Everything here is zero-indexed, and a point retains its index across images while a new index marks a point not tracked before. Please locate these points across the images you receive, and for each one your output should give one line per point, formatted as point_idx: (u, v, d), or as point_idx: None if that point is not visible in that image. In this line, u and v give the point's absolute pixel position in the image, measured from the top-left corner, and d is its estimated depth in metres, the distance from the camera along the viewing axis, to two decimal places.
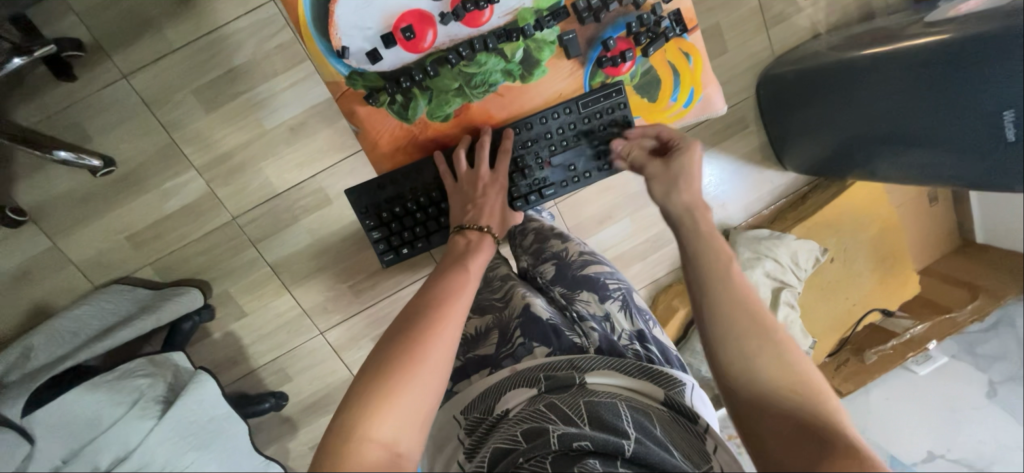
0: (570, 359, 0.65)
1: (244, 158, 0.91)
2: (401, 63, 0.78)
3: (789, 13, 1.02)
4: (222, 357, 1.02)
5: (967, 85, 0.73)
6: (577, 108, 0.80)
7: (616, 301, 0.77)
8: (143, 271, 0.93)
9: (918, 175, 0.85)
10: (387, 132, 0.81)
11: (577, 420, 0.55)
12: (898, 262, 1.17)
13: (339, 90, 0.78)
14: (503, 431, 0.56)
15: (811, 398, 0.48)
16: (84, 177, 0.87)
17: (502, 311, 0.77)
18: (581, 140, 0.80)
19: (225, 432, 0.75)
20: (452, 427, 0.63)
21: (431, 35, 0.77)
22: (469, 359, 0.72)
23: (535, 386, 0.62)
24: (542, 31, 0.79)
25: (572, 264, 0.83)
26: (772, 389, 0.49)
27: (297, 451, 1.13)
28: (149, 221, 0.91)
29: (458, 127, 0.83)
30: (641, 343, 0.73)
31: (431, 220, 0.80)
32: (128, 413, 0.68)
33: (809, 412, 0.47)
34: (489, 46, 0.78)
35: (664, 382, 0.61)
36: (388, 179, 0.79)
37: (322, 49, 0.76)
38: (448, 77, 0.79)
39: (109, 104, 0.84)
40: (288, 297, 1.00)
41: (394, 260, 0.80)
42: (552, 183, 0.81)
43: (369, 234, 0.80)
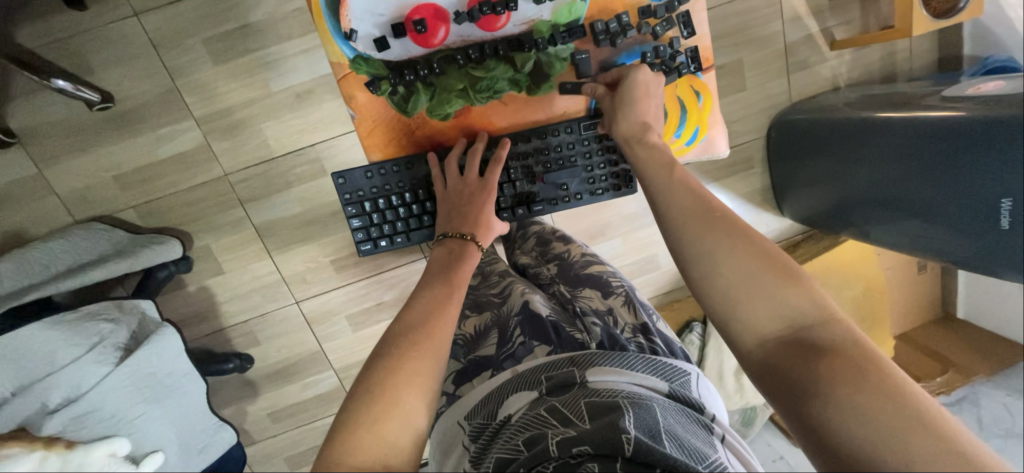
0: (570, 357, 0.62)
1: (246, 116, 0.89)
2: (407, 55, 0.77)
3: (813, 61, 1.01)
4: (193, 311, 1.01)
5: (972, 166, 0.72)
6: (578, 129, 0.80)
7: (619, 297, 0.76)
8: (126, 213, 0.92)
9: (910, 243, 0.85)
10: (383, 122, 0.80)
11: (577, 421, 0.52)
12: (878, 324, 1.17)
13: (341, 72, 0.77)
14: (504, 440, 0.53)
15: (791, 293, 0.47)
16: (81, 109, 0.85)
17: (501, 308, 0.75)
18: (577, 162, 0.80)
19: (181, 388, 0.78)
20: (458, 433, 0.60)
21: (443, 32, 0.76)
22: (471, 361, 0.69)
23: (536, 389, 0.59)
24: (555, 47, 0.78)
25: (575, 264, 0.83)
26: (744, 288, 0.48)
27: (255, 416, 1.12)
28: (140, 163, 0.90)
29: (455, 128, 0.83)
30: (645, 336, 0.70)
31: (412, 217, 0.80)
32: (86, 354, 0.68)
33: (792, 310, 0.47)
34: (499, 52, 0.77)
35: (667, 374, 0.59)
36: (378, 169, 0.78)
37: (331, 28, 0.74)
38: (454, 76, 0.78)
39: (117, 40, 0.83)
40: (268, 262, 0.99)
41: (371, 250, 0.80)
42: (541, 199, 0.81)
43: (348, 221, 0.78)
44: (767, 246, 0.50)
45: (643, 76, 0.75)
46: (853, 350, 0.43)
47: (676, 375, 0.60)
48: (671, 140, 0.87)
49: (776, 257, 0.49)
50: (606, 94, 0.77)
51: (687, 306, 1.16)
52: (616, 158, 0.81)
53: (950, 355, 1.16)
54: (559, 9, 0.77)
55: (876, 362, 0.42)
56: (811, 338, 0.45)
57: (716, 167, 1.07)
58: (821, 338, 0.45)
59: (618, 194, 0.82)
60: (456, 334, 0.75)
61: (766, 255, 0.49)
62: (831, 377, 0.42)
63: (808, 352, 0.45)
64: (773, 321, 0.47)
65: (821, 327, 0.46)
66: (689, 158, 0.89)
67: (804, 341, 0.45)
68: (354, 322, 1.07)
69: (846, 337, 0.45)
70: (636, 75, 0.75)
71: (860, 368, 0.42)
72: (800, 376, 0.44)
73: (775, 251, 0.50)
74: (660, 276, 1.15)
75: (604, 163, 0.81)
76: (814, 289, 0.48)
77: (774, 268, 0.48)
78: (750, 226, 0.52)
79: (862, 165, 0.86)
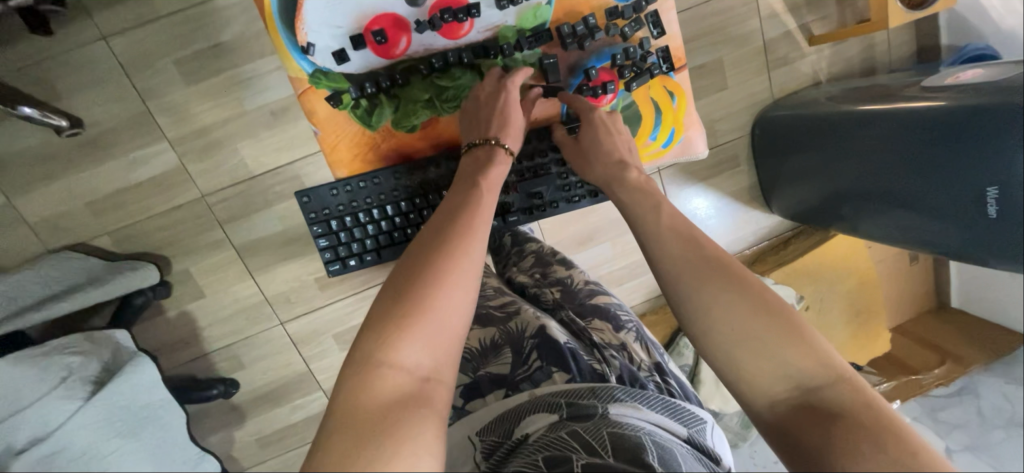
0: (592, 387, 0.57)
1: (222, 136, 0.87)
2: (368, 67, 0.76)
3: (793, 57, 1.01)
4: (175, 337, 0.98)
5: (961, 154, 0.71)
6: (550, 136, 0.79)
7: (630, 332, 0.74)
8: (101, 240, 0.89)
9: (900, 236, 0.84)
10: (347, 137, 0.78)
11: (601, 451, 0.48)
12: (872, 318, 1.17)
13: (301, 87, 0.76)
14: (522, 456, 0.50)
15: (796, 352, 0.45)
16: (50, 136, 0.83)
17: (507, 325, 0.73)
18: (551, 170, 0.79)
19: (160, 418, 0.75)
20: (466, 448, 0.57)
21: (404, 42, 0.75)
22: (482, 377, 0.67)
23: (556, 412, 0.55)
24: (522, 52, 0.77)
25: (578, 292, 0.82)
26: (745, 339, 0.47)
27: (243, 442, 1.09)
28: (114, 188, 0.88)
29: (424, 139, 0.81)
30: (661, 376, 0.69)
31: (383, 233, 0.78)
32: (52, 391, 0.67)
33: (798, 370, 0.45)
34: (464, 60, 0.75)
35: (686, 419, 0.57)
36: (344, 185, 0.76)
37: (287, 42, 0.73)
38: (418, 87, 0.76)
39: (84, 65, 0.81)
40: (250, 283, 0.97)
41: (339, 270, 0.78)
42: (514, 209, 0.79)
43: (315, 241, 0.77)
44: (769, 300, 0.48)
45: (598, 116, 0.74)
46: (862, 414, 0.42)
47: (693, 421, 0.58)
48: (647, 143, 0.86)
49: (778, 310, 0.47)
50: (569, 140, 0.76)
51: None
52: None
53: (947, 345, 1.16)
54: (524, 13, 0.77)
55: (889, 427, 0.41)
56: (819, 399, 0.44)
57: (703, 167, 1.06)
58: (830, 400, 0.43)
59: (594, 201, 0.81)
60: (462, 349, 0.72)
61: (768, 309, 0.47)
62: (845, 447, 0.40)
63: (818, 416, 0.43)
64: (780, 380, 0.45)
65: (829, 388, 0.44)
66: (668, 160, 0.88)
67: (812, 404, 0.44)
68: (341, 341, 1.05)
69: (855, 399, 0.43)
70: (591, 117, 0.74)
71: (875, 436, 0.40)
72: (812, 442, 0.42)
73: (776, 299, 0.48)
74: (651, 280, 1.14)
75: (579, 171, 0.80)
76: (820, 344, 0.46)
77: (778, 325, 0.46)
78: (749, 272, 0.50)
79: (847, 159, 0.86)
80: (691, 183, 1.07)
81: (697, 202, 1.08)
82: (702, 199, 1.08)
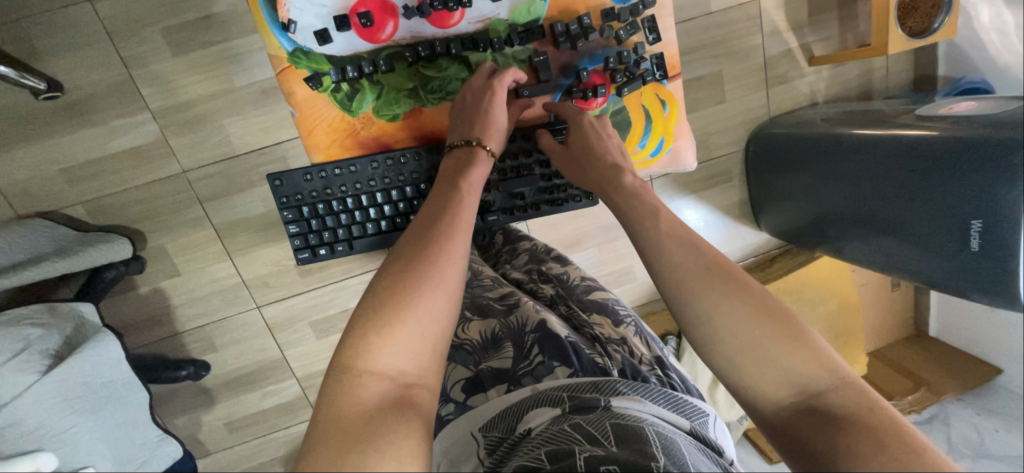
0: (594, 381, 0.58)
1: (207, 111, 0.85)
2: (351, 50, 0.74)
3: (791, 76, 1.01)
4: (146, 314, 0.95)
5: (950, 184, 0.71)
6: (534, 136, 0.77)
7: (630, 326, 0.73)
8: (74, 209, 0.86)
9: (881, 261, 0.85)
10: (324, 122, 0.77)
11: (603, 441, 0.47)
12: (852, 341, 1.17)
13: (280, 65, 0.74)
14: (525, 452, 0.49)
15: (800, 358, 0.45)
16: (27, 97, 0.80)
17: (507, 318, 0.72)
18: (534, 170, 0.78)
19: (121, 398, 0.73)
20: (470, 444, 0.56)
21: (391, 26, 0.73)
22: (484, 371, 0.65)
23: (559, 406, 0.54)
24: (512, 47, 0.77)
25: (576, 289, 0.81)
26: (747, 346, 0.46)
27: (211, 425, 1.06)
28: (91, 157, 0.85)
29: (405, 129, 0.79)
30: (662, 369, 0.68)
31: (355, 224, 0.76)
32: (8, 362, 0.63)
33: (801, 374, 0.45)
34: (451, 51, 0.74)
35: (688, 412, 0.57)
36: (318, 171, 0.74)
37: (268, 18, 0.71)
38: (402, 75, 0.75)
39: (67, 26, 0.78)
40: (227, 264, 0.94)
41: (308, 259, 0.76)
42: (495, 209, 0.78)
43: (285, 227, 0.75)
44: (771, 306, 0.47)
45: (586, 120, 0.73)
46: (869, 419, 0.41)
47: (695, 413, 0.58)
48: (635, 150, 0.85)
49: (779, 315, 0.47)
50: (558, 147, 0.74)
51: (663, 319, 1.15)
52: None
53: (920, 372, 1.17)
54: (517, 8, 0.76)
55: (895, 431, 0.40)
56: (825, 405, 0.43)
57: (695, 179, 1.06)
58: (835, 406, 0.43)
59: (578, 206, 0.81)
60: (461, 340, 0.71)
61: (770, 315, 0.47)
62: (849, 450, 0.40)
63: (822, 420, 0.43)
64: (782, 385, 0.45)
65: (833, 393, 0.44)
66: (655, 170, 0.88)
67: (818, 410, 0.43)
68: (318, 329, 1.03)
69: (859, 403, 0.43)
70: (580, 121, 0.73)
71: (883, 440, 0.39)
72: (821, 448, 0.41)
73: (777, 304, 0.48)
74: (636, 288, 1.13)
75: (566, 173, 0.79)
76: (823, 348, 0.46)
77: (781, 331, 0.46)
78: (751, 278, 0.50)
79: (839, 181, 0.86)
80: (682, 195, 1.06)
81: (687, 214, 1.08)
82: (692, 211, 1.08)
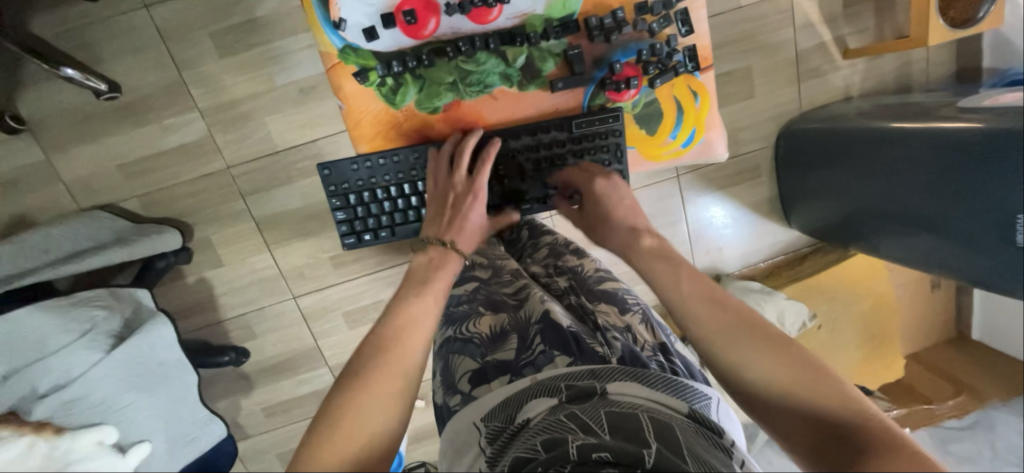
0: (591, 369, 0.58)
1: (250, 110, 0.90)
2: (396, 47, 0.77)
3: (824, 70, 0.99)
4: (192, 302, 1.01)
5: (990, 181, 0.69)
6: (569, 127, 0.79)
7: (636, 314, 0.74)
8: (129, 202, 0.93)
9: (922, 260, 0.82)
10: (370, 114, 0.79)
11: (597, 429, 0.49)
12: (888, 342, 1.13)
13: (329, 62, 0.77)
14: (522, 441, 0.51)
15: (830, 392, 0.45)
16: (90, 98, 0.87)
17: (517, 311, 0.73)
18: (568, 160, 0.80)
19: (173, 377, 0.79)
20: (473, 434, 0.57)
21: (433, 23, 0.75)
22: (491, 364, 0.66)
23: (557, 396, 0.55)
24: (548, 41, 0.78)
25: (588, 279, 0.82)
26: (770, 386, 0.48)
27: (249, 410, 1.12)
28: (145, 153, 0.91)
29: (445, 122, 0.82)
30: (665, 355, 0.68)
31: (398, 211, 0.79)
32: (76, 341, 0.68)
33: (828, 412, 0.45)
34: (490, 46, 0.77)
35: (688, 395, 0.55)
36: (364, 160, 0.77)
37: (320, 17, 0.74)
38: (444, 69, 0.79)
39: (125, 32, 0.84)
40: (266, 256, 0.99)
41: (354, 244, 0.80)
42: (531, 198, 0.80)
43: (333, 214, 0.78)
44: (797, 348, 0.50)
45: (598, 190, 0.75)
46: (908, 449, 0.41)
47: (697, 398, 0.56)
48: (666, 141, 0.86)
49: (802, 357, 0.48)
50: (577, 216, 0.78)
51: None
52: (609, 158, 0.80)
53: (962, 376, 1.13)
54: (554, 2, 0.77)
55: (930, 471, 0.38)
56: (860, 435, 0.42)
57: (723, 176, 1.05)
58: (862, 438, 0.42)
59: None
60: (470, 334, 0.72)
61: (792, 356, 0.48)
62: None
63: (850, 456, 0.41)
64: (811, 423, 0.45)
65: (863, 430, 0.43)
66: (686, 161, 0.88)
67: (852, 441, 0.42)
68: (350, 319, 1.07)
69: (891, 441, 0.41)
70: (592, 192, 0.75)
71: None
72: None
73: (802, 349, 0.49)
74: None
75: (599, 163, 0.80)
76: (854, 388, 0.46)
77: (807, 367, 0.47)
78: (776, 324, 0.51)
79: (874, 178, 0.84)
80: (709, 191, 1.06)
81: (713, 210, 1.07)
82: (717, 208, 1.07)
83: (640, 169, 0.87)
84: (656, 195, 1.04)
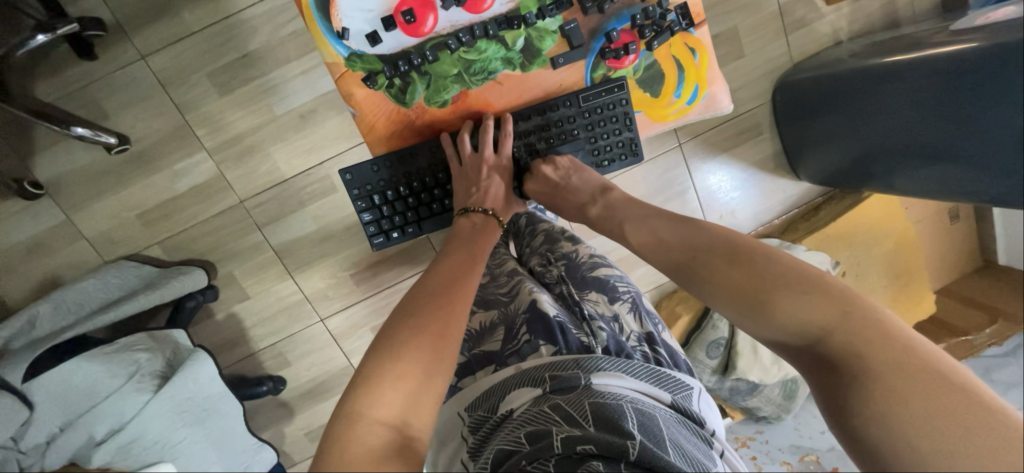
0: (576, 359, 0.59)
1: (255, 142, 0.92)
2: (399, 47, 0.78)
3: (810, 19, 0.99)
4: (224, 338, 1.03)
5: (990, 100, 0.69)
6: (578, 101, 0.80)
7: (625, 303, 0.73)
8: (152, 249, 0.95)
9: (939, 188, 0.81)
10: (384, 116, 0.81)
11: (582, 421, 0.50)
12: (914, 281, 1.13)
13: (338, 71, 0.79)
14: (504, 434, 0.53)
15: (799, 304, 0.46)
16: (100, 153, 0.89)
17: (508, 307, 0.71)
18: (579, 134, 0.80)
19: (220, 409, 0.80)
20: (457, 424, 0.60)
21: (432, 19, 0.77)
22: (475, 356, 0.67)
23: (540, 386, 0.57)
24: (544, 20, 0.79)
25: (581, 265, 0.79)
26: (747, 309, 0.49)
27: (293, 437, 1.13)
28: (160, 200, 0.93)
29: (455, 113, 0.83)
30: (650, 345, 0.69)
31: (422, 206, 0.81)
32: (125, 384, 0.72)
33: (809, 322, 0.45)
34: (489, 33, 0.78)
35: (671, 386, 0.59)
36: (384, 162, 0.79)
37: (323, 29, 0.76)
38: (447, 62, 0.80)
39: (127, 85, 0.86)
40: (289, 283, 1.01)
41: (383, 243, 0.81)
42: None
43: (360, 215, 0.80)
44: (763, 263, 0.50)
45: (534, 189, 0.79)
46: (877, 343, 0.42)
47: (678, 387, 0.59)
48: (671, 101, 0.87)
49: (775, 273, 0.49)
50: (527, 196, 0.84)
51: None
52: (620, 127, 0.81)
53: (997, 303, 1.12)
54: None
55: (901, 364, 0.40)
56: (826, 346, 0.44)
57: (725, 138, 1.05)
58: (842, 343, 0.43)
59: (625, 163, 0.82)
60: None
61: (766, 274, 0.49)
62: (858, 389, 0.41)
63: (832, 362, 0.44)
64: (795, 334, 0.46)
65: (841, 333, 0.44)
66: (693, 117, 0.89)
67: (821, 349, 0.45)
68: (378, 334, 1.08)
69: (865, 338, 0.43)
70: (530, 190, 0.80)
71: (885, 378, 0.40)
72: (829, 395, 0.43)
73: (777, 266, 0.50)
74: None
75: (608, 133, 0.81)
76: (829, 290, 0.46)
77: (773, 284, 0.48)
78: (750, 248, 0.53)
79: (876, 116, 0.84)
80: (713, 156, 1.06)
81: (715, 176, 1.08)
82: (718, 173, 1.07)
83: (650, 132, 0.88)
84: (661, 167, 1.05)
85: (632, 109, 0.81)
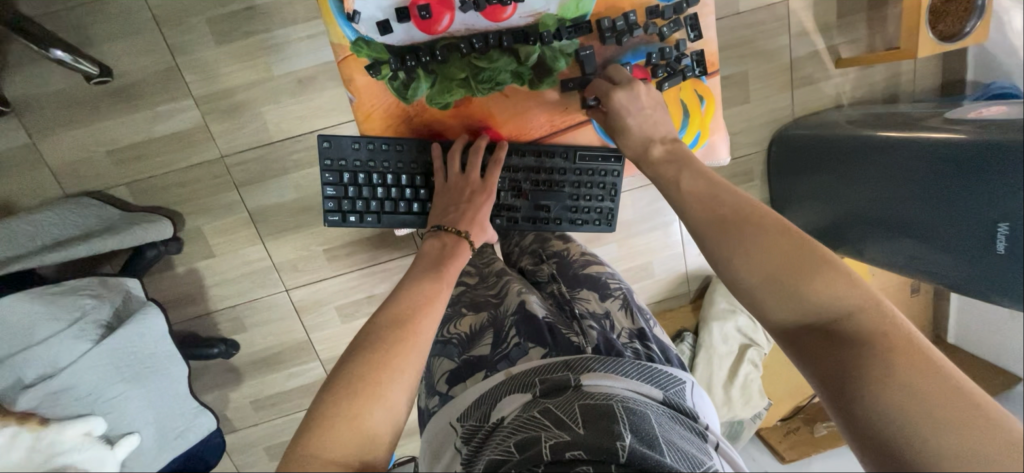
0: (566, 361, 0.59)
1: (246, 98, 0.88)
2: (410, 41, 0.76)
3: (817, 78, 1.01)
4: (181, 293, 0.99)
5: (978, 192, 0.71)
6: (573, 157, 0.81)
7: (616, 300, 0.74)
8: (118, 189, 0.91)
9: (904, 265, 0.85)
10: (381, 107, 0.79)
11: (571, 424, 0.50)
12: None
13: (342, 54, 0.76)
14: (494, 444, 0.51)
15: (822, 281, 0.47)
16: (77, 81, 0.84)
17: (498, 308, 0.72)
18: (558, 187, 0.81)
19: (161, 368, 0.80)
20: (449, 435, 0.57)
21: (448, 19, 0.75)
22: (465, 361, 0.66)
23: (530, 391, 0.56)
24: (560, 41, 0.78)
25: (573, 263, 0.81)
26: (769, 278, 0.49)
27: (237, 403, 1.10)
28: (135, 140, 0.89)
29: (455, 118, 0.82)
30: (641, 341, 0.68)
31: (389, 201, 0.79)
32: (66, 329, 0.70)
33: (825, 301, 0.47)
34: (503, 43, 0.77)
35: (662, 382, 0.58)
36: (367, 142, 0.77)
37: (334, 8, 0.73)
38: (456, 66, 0.77)
39: (118, 15, 0.82)
40: (259, 247, 0.98)
41: (337, 222, 0.79)
42: (518, 213, 0.82)
43: (323, 188, 0.77)
44: (788, 243, 0.50)
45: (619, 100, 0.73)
46: (892, 335, 0.44)
47: (671, 383, 0.59)
48: None
49: (805, 249, 0.49)
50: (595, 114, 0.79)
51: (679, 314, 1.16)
52: (604, 195, 0.82)
53: None
54: (566, 3, 0.77)
55: (910, 351, 0.43)
56: (842, 329, 0.46)
57: None
58: (852, 328, 0.45)
59: (596, 229, 0.84)
60: (451, 335, 0.71)
61: (797, 249, 0.49)
62: (867, 368, 0.43)
63: (843, 344, 0.45)
64: (804, 311, 0.48)
65: (857, 317, 0.46)
66: None
67: (833, 331, 0.46)
68: (343, 313, 1.06)
69: (878, 326, 0.45)
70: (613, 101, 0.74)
71: (893, 362, 0.42)
72: (833, 375, 0.45)
73: (806, 241, 0.50)
74: (653, 285, 1.14)
75: (591, 196, 0.82)
76: (852, 276, 0.48)
77: (800, 262, 0.48)
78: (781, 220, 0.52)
79: (862, 183, 0.86)
80: None
81: None
82: None
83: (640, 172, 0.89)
84: (651, 196, 1.05)
85: (621, 182, 0.82)
